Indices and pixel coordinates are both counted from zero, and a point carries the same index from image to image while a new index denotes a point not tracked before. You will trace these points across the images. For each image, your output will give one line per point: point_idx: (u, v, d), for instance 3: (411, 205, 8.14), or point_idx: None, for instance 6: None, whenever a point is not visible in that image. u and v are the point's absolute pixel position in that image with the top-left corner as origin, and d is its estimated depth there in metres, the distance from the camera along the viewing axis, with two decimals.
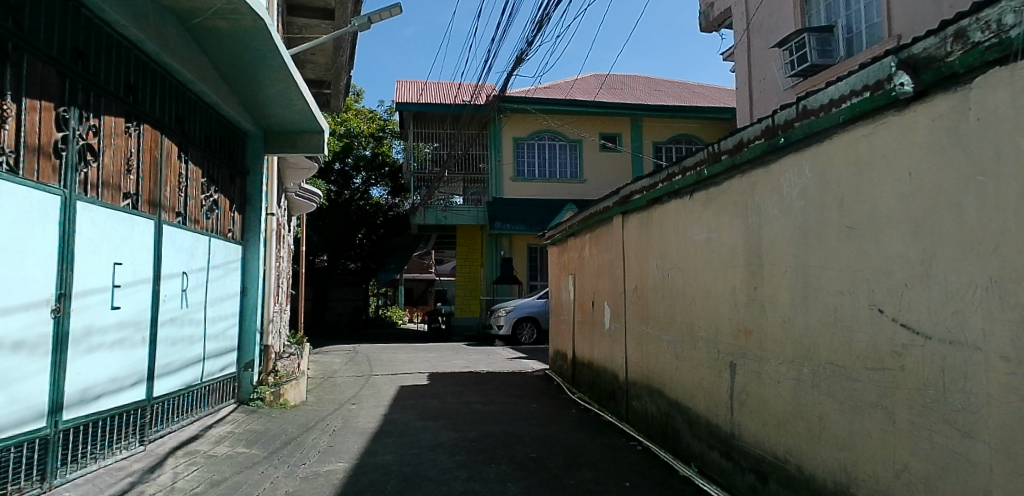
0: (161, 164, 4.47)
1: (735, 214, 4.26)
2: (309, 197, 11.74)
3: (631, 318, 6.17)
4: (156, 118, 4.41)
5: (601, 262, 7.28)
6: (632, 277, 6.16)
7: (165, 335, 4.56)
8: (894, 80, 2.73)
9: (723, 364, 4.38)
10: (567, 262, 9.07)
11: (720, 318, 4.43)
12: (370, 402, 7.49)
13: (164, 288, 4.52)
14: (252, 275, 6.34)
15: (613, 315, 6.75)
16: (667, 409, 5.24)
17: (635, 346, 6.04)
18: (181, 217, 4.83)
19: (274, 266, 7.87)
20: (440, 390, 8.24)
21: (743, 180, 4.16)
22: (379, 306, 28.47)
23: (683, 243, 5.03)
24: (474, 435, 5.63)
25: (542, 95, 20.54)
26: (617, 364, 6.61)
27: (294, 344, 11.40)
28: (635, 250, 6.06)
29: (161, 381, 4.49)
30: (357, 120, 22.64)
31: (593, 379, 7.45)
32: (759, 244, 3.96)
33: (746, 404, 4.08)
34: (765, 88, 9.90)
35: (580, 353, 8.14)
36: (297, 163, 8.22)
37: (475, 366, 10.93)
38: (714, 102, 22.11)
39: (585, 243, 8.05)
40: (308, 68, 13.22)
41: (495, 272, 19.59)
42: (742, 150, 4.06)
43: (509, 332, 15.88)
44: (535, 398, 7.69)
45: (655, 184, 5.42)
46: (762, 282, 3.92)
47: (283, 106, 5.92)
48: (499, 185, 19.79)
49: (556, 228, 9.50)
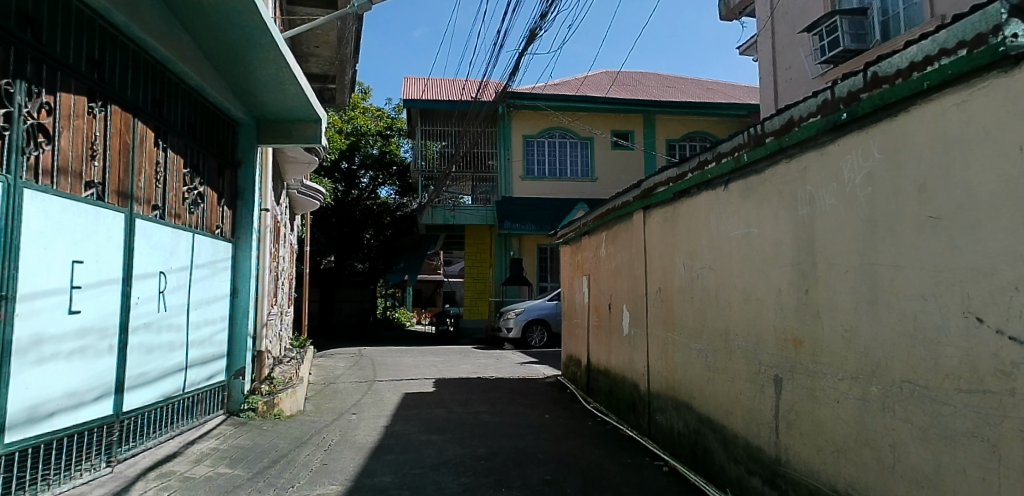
0: (133, 151, 4.00)
1: (780, 206, 3.73)
2: (313, 194, 11.30)
3: (654, 323, 5.63)
4: (127, 99, 3.95)
5: (619, 262, 6.75)
6: (655, 278, 5.63)
7: (138, 342, 4.09)
8: (1005, 31, 2.19)
9: (766, 378, 3.85)
10: (581, 262, 8.55)
11: (761, 325, 3.90)
12: (372, 411, 7.01)
13: (137, 289, 4.04)
14: (244, 276, 5.86)
15: (633, 320, 6.22)
16: (697, 427, 4.71)
17: (658, 354, 5.52)
18: (159, 211, 4.35)
19: (272, 265, 7.41)
20: (447, 399, 7.74)
21: (791, 166, 3.63)
22: (386, 307, 28.11)
23: (715, 240, 4.50)
24: (483, 452, 5.13)
25: (552, 91, 20.02)
26: (637, 373, 6.08)
27: (296, 348, 10.98)
28: (658, 249, 5.54)
29: (134, 394, 4.02)
30: (365, 118, 22.14)
31: (610, 388, 6.93)
32: (811, 241, 3.43)
33: (796, 425, 3.55)
34: (792, 77, 9.34)
35: (596, 360, 7.61)
36: (296, 157, 7.77)
37: (484, 371, 10.45)
38: (730, 98, 21.49)
39: (601, 242, 7.52)
40: (312, 61, 12.80)
41: (504, 273, 19.06)
42: (791, 131, 3.53)
43: (518, 335, 15.37)
44: (548, 408, 7.18)
45: (684, 174, 4.89)
46: (815, 284, 3.39)
47: (276, 91, 5.45)
48: (509, 184, 19.27)
49: (569, 226, 8.98)
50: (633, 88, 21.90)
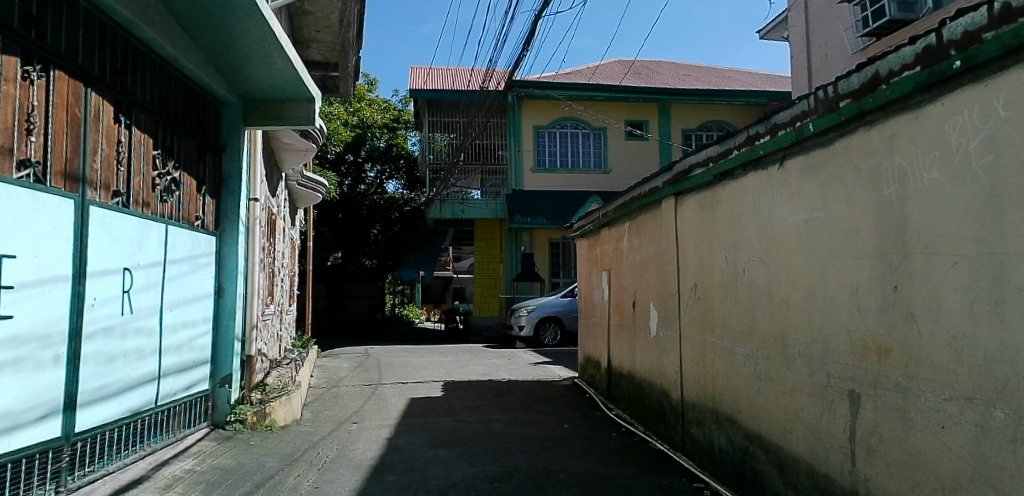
0: (85, 127, 3.40)
1: (857, 184, 3.08)
2: (314, 187, 10.73)
3: (688, 324, 5.00)
4: (78, 65, 3.34)
5: (645, 255, 6.12)
6: (688, 273, 4.99)
7: (98, 350, 3.48)
8: None
9: (838, 393, 3.20)
10: (601, 256, 7.89)
11: (831, 328, 3.26)
12: (375, 419, 6.42)
13: (92, 289, 3.42)
14: (231, 273, 5.27)
15: (662, 319, 5.58)
16: (746, 445, 4.09)
17: (694, 359, 4.88)
18: (122, 199, 3.75)
19: (266, 260, 6.83)
20: (456, 405, 7.14)
21: (873, 134, 2.97)
22: (395, 305, 27.66)
23: (767, 228, 3.86)
24: (497, 471, 4.53)
25: (564, 80, 19.36)
26: (668, 379, 5.45)
27: (300, 349, 10.46)
28: (694, 241, 4.90)
29: (91, 410, 3.42)
30: (371, 111, 21.62)
31: (635, 394, 6.31)
32: (902, 226, 2.77)
33: (880, 452, 2.90)
34: (827, 54, 8.70)
35: (619, 362, 6.97)
36: (291, 144, 7.21)
37: (496, 373, 9.84)
38: (748, 86, 20.72)
39: (623, 234, 6.86)
40: (313, 47, 12.24)
41: (515, 269, 18.36)
42: (876, 90, 2.85)
43: (530, 333, 14.77)
44: (566, 415, 6.57)
45: (728, 152, 4.23)
46: (908, 278, 2.73)
47: (261, 65, 4.84)
48: (519, 176, 18.59)
49: (586, 218, 8.30)
50: (646, 77, 21.17)
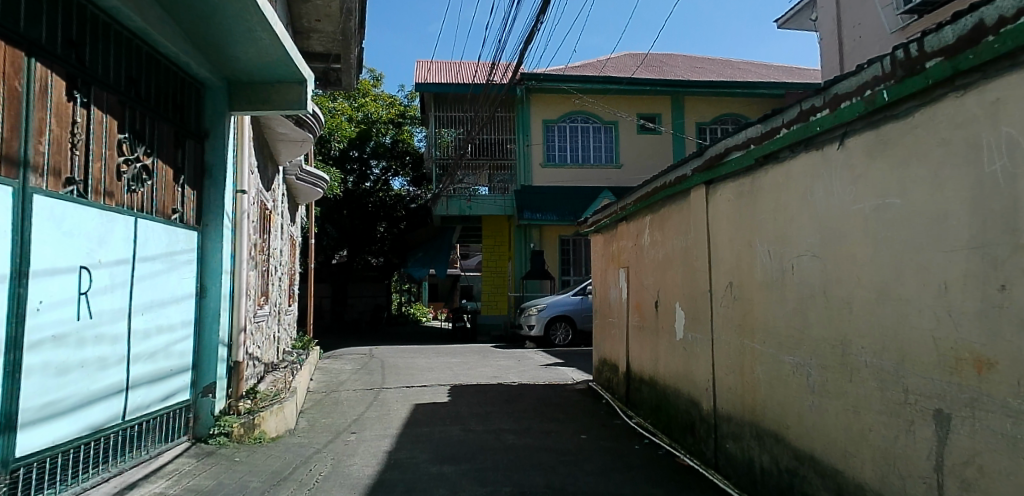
0: (27, 105, 2.88)
1: (946, 161, 2.52)
2: (314, 181, 10.24)
3: (723, 327, 4.47)
4: (20, 32, 2.81)
5: (669, 251, 5.58)
6: (723, 270, 4.45)
7: (45, 360, 2.99)
8: None
9: (920, 413, 2.66)
10: (618, 253, 7.36)
11: (909, 335, 2.72)
12: (375, 429, 5.94)
13: (37, 291, 2.92)
14: (214, 271, 4.77)
15: (690, 321, 5.06)
16: (795, 466, 3.58)
17: (730, 366, 4.35)
18: (77, 187, 3.25)
19: (258, 258, 6.35)
20: (462, 412, 6.64)
21: (970, 99, 2.40)
22: (402, 303, 27.31)
23: (824, 217, 3.32)
24: (507, 493, 4.03)
25: (574, 72, 18.81)
26: (697, 387, 4.92)
27: (300, 350, 10.02)
28: (730, 234, 4.36)
29: (34, 433, 2.92)
30: (376, 105, 21.06)
31: (658, 402, 5.79)
32: (1009, 209, 2.19)
33: (979, 489, 2.35)
34: (861, 36, 8.21)
35: (639, 366, 6.46)
36: (286, 133, 6.72)
37: (505, 376, 9.35)
38: (764, 78, 20.08)
39: (644, 228, 6.33)
40: (314, 38, 11.75)
41: (524, 267, 17.84)
42: (979, 43, 2.27)
43: (540, 332, 14.27)
44: (583, 425, 6.06)
45: (773, 132, 3.67)
46: (1016, 275, 2.15)
47: (244, 41, 4.32)
48: (528, 170, 18.10)
49: (602, 211, 7.77)
50: (659, 69, 20.56)
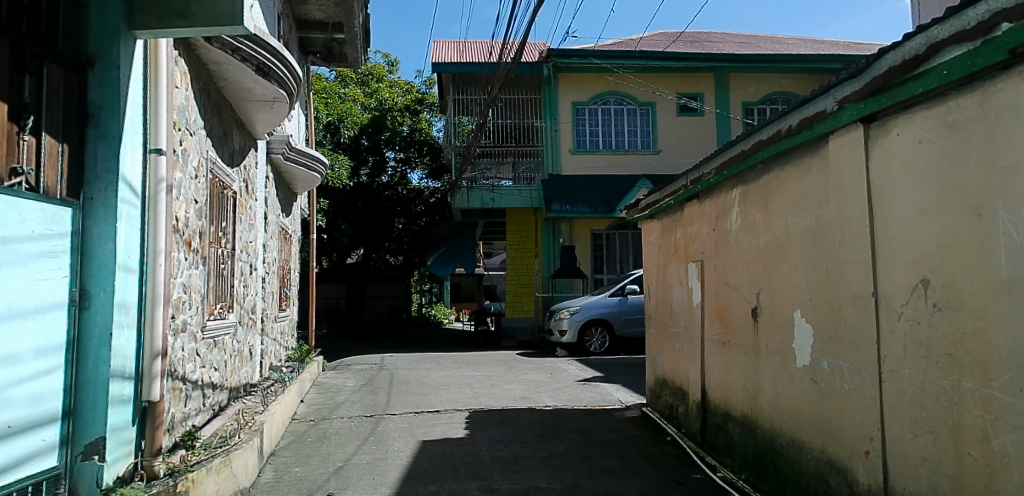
0: None
1: None
2: (309, 164, 8.69)
3: (909, 356, 2.70)
4: None
5: (780, 233, 3.82)
6: (910, 259, 2.67)
7: None
8: None
9: None
10: (686, 243, 5.59)
11: None
12: (362, 486, 4.28)
13: None
14: (101, 269, 3.17)
15: (830, 343, 3.29)
16: None
17: (932, 424, 2.56)
18: None
19: (207, 250, 4.76)
20: (483, 457, 4.96)
21: None
22: (422, 304, 26.04)
23: None
24: None
25: (606, 49, 17.00)
26: (845, 444, 3.15)
27: (294, 365, 8.50)
28: (927, 198, 2.58)
29: None
30: (391, 92, 19.71)
31: (762, 453, 4.03)
32: None
33: None
34: None
35: (724, 397, 4.69)
36: (251, 88, 5.09)
37: (536, 396, 7.64)
38: (815, 52, 18.01)
39: (732, 205, 4.55)
40: (312, 1, 10.09)
41: (553, 265, 16.04)
42: None
43: (573, 339, 12.54)
44: (649, 482, 4.32)
45: None
46: None
47: None
48: (556, 157, 16.32)
49: (663, 188, 6.01)
50: (699, 46, 18.57)
